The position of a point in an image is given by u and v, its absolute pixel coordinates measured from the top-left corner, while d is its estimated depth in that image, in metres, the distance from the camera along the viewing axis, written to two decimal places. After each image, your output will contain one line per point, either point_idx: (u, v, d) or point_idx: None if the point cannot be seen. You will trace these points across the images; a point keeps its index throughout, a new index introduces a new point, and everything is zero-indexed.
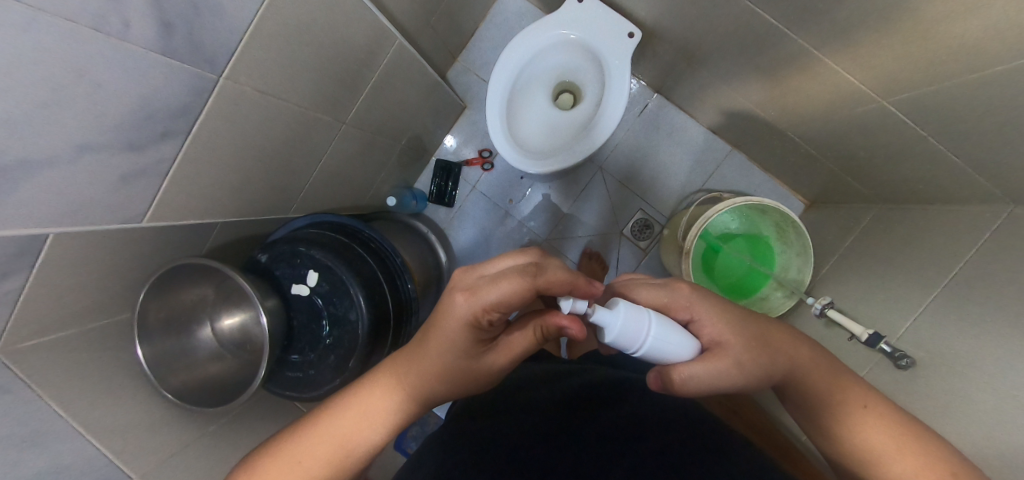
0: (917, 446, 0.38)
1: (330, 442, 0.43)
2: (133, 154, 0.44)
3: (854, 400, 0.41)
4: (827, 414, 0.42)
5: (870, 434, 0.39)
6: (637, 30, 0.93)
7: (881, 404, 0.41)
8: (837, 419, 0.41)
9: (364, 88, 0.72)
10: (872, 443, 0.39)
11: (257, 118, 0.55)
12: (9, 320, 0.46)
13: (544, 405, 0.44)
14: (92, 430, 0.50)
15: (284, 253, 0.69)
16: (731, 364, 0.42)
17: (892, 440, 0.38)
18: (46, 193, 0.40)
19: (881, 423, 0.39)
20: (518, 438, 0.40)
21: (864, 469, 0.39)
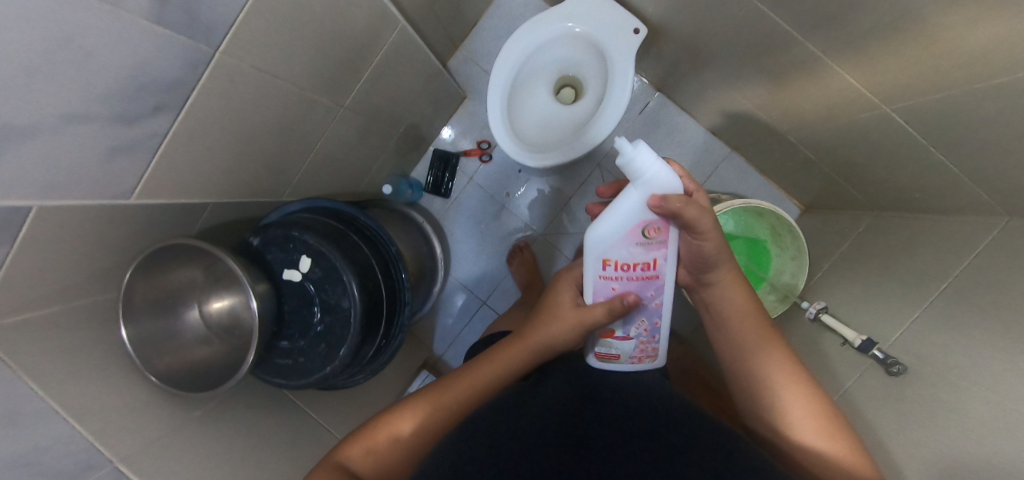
0: (801, 377, 0.47)
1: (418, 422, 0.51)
2: (123, 127, 0.42)
3: (764, 334, 0.50)
4: (740, 339, 0.51)
5: (769, 362, 0.48)
6: (643, 27, 0.91)
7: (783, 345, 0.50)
8: (749, 347, 0.50)
9: (364, 71, 0.70)
10: (773, 375, 0.47)
11: (254, 97, 0.53)
12: (8, 254, 0.44)
13: (550, 413, 0.44)
14: (73, 412, 0.49)
15: (277, 238, 0.68)
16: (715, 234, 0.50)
17: (785, 372, 0.47)
18: (31, 164, 0.38)
19: (781, 356, 0.48)
20: (524, 439, 0.39)
21: (754, 391, 0.48)
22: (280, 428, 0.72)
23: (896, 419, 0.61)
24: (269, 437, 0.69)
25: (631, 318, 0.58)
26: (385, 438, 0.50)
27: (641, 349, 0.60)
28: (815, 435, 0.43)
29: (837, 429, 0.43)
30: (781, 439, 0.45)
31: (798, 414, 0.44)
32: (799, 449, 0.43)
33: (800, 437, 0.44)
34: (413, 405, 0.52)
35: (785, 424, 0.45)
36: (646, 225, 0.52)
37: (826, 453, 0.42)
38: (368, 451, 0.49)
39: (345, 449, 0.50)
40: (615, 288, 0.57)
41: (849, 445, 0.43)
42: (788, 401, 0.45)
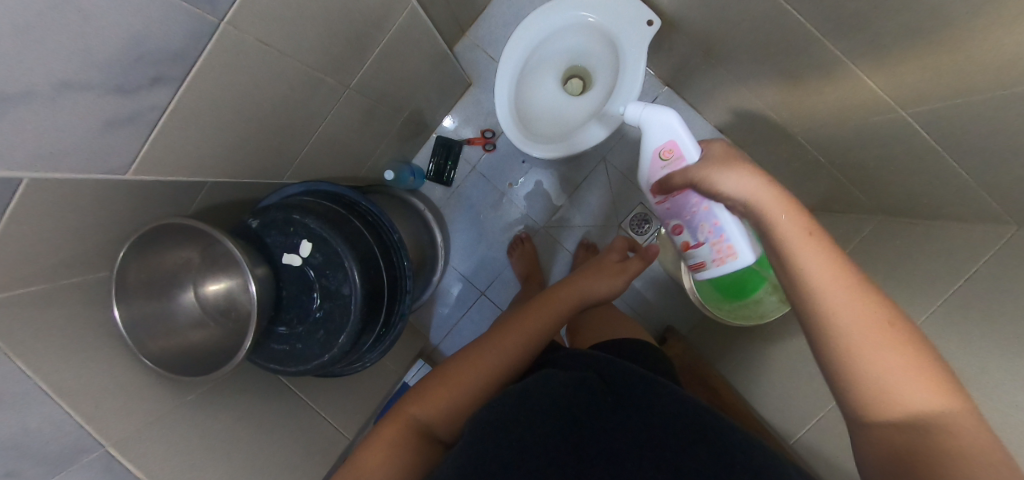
0: (872, 299, 0.36)
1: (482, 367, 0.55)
2: (121, 98, 0.40)
3: (816, 246, 0.40)
4: (794, 258, 0.40)
5: (827, 278, 0.38)
6: (657, 18, 0.89)
7: (837, 253, 0.39)
8: (800, 268, 0.39)
9: (371, 51, 0.68)
10: (856, 337, 0.36)
11: (257, 73, 0.51)
12: (10, 201, 0.40)
13: (562, 401, 0.43)
14: (64, 393, 0.47)
15: (277, 221, 0.66)
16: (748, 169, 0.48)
17: (840, 281, 0.38)
18: (21, 133, 0.36)
19: (839, 268, 0.38)
20: (539, 441, 0.40)
21: (835, 361, 0.37)
22: (274, 413, 0.71)
23: None
24: (263, 422, 0.68)
25: (694, 229, 0.70)
26: (448, 387, 0.52)
27: (717, 250, 0.69)
28: (897, 374, 0.34)
29: (923, 362, 0.34)
30: (850, 379, 0.36)
31: (869, 343, 0.35)
32: (876, 397, 0.35)
33: (877, 376, 0.35)
34: (476, 352, 0.57)
35: (855, 360, 0.35)
36: (659, 151, 0.68)
37: (910, 401, 0.34)
38: (438, 396, 0.52)
39: (406, 406, 0.51)
40: (670, 208, 0.74)
41: (942, 390, 0.34)
42: (856, 328, 0.36)
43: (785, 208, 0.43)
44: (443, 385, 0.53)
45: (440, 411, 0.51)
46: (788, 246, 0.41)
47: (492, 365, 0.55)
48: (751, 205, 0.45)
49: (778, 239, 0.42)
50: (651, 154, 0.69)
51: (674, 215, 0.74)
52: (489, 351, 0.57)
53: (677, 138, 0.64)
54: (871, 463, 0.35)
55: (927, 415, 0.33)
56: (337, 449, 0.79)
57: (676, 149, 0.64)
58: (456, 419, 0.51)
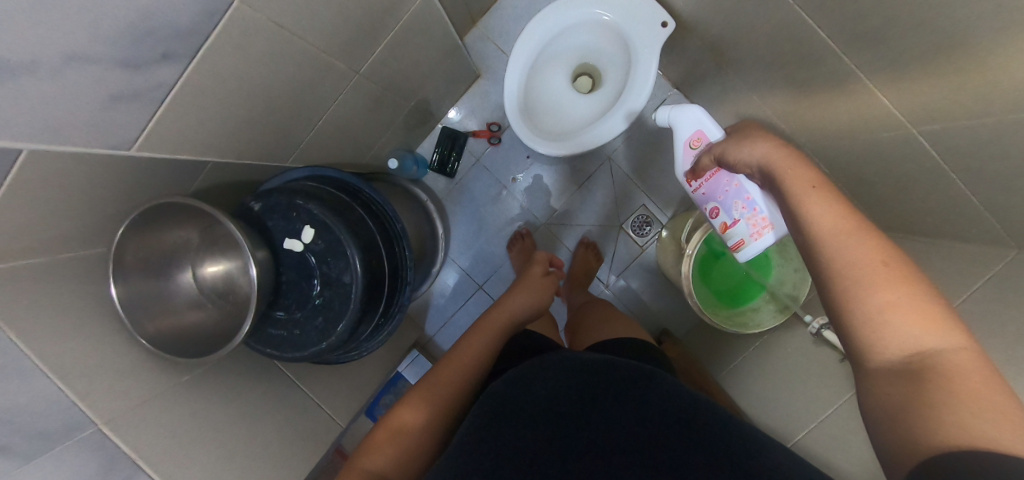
0: (879, 245, 0.38)
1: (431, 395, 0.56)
2: (129, 72, 0.39)
3: (825, 202, 0.43)
4: (807, 214, 0.43)
5: (835, 229, 0.40)
6: (672, 20, 0.88)
7: (850, 209, 0.41)
8: (811, 221, 0.42)
9: (383, 38, 0.67)
10: (860, 281, 0.37)
11: (267, 54, 0.50)
12: (11, 171, 0.40)
13: (560, 400, 0.42)
14: (57, 369, 0.47)
15: (280, 205, 0.65)
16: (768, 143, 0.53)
17: (848, 230, 0.40)
18: (25, 103, 0.35)
19: (849, 220, 0.40)
20: (535, 441, 0.39)
21: (839, 308, 0.38)
22: (268, 398, 0.70)
23: None
24: (257, 406, 0.67)
25: (727, 207, 0.71)
26: (406, 415, 0.54)
27: (752, 224, 0.69)
28: (897, 312, 0.34)
29: (929, 303, 0.34)
30: (852, 320, 0.37)
31: (872, 281, 0.36)
32: (876, 336, 0.35)
33: (877, 313, 0.35)
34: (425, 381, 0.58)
35: (856, 300, 0.36)
36: (689, 142, 0.75)
37: (909, 339, 0.34)
38: (398, 423, 0.53)
39: (374, 435, 0.52)
40: (705, 194, 0.75)
41: (946, 331, 0.33)
42: (860, 270, 0.37)
43: (801, 174, 0.46)
44: (404, 410, 0.54)
45: (402, 440, 0.51)
46: (801, 205, 0.44)
47: (440, 392, 0.57)
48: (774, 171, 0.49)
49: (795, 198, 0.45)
50: (682, 148, 0.76)
51: (708, 199, 0.75)
52: (436, 376, 0.59)
53: (704, 127, 0.73)
54: (878, 411, 0.34)
55: (927, 354, 0.33)
56: (329, 436, 0.79)
57: (703, 137, 0.73)
58: (416, 453, 0.51)
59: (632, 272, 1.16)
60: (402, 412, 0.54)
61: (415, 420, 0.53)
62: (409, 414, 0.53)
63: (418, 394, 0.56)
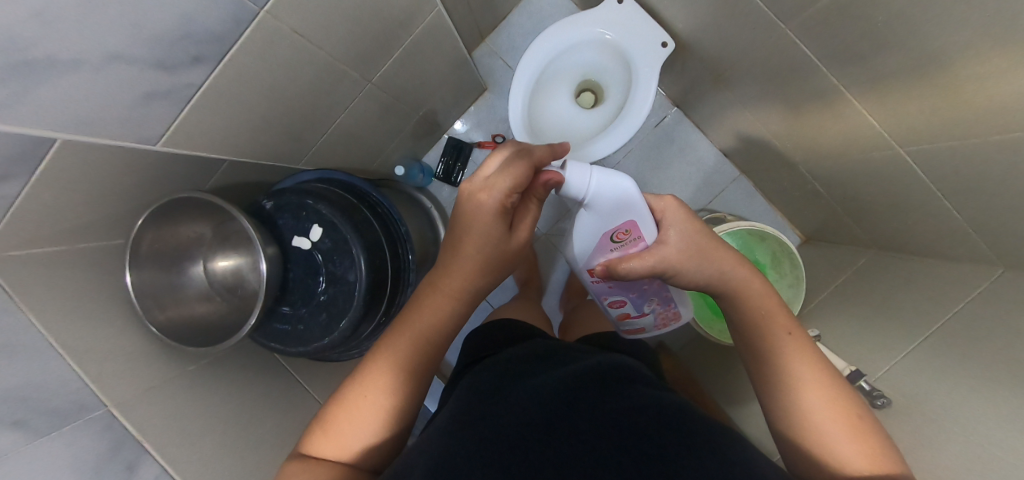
0: (830, 377, 0.45)
1: (382, 400, 0.47)
2: (161, 74, 0.42)
3: (791, 335, 0.48)
4: (771, 343, 0.48)
5: (798, 361, 0.46)
6: (671, 41, 0.93)
7: (808, 344, 0.48)
8: (776, 350, 0.47)
9: (396, 49, 0.70)
10: (798, 382, 0.45)
11: (288, 60, 0.54)
12: (44, 160, 0.43)
13: (544, 385, 0.40)
14: (72, 352, 0.49)
15: (291, 204, 0.68)
16: (661, 257, 0.54)
17: (808, 361, 0.46)
18: (67, 96, 0.38)
19: (807, 355, 0.47)
20: (518, 420, 0.37)
21: (782, 402, 0.45)
22: (270, 392, 0.72)
23: None
24: (259, 399, 0.69)
25: (640, 302, 0.69)
26: (355, 423, 0.46)
27: (659, 317, 0.72)
28: (845, 442, 0.41)
29: (869, 431, 0.41)
30: (809, 445, 0.42)
31: (828, 413, 0.42)
32: (830, 461, 0.41)
33: (829, 442, 0.41)
34: (370, 379, 0.48)
35: (814, 430, 0.42)
36: (611, 231, 0.57)
37: (854, 464, 0.40)
38: (349, 435, 0.45)
39: (322, 441, 0.45)
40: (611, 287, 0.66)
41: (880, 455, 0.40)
42: (819, 402, 0.43)
43: (764, 296, 0.52)
44: (353, 418, 0.46)
45: (357, 454, 0.45)
46: (766, 335, 0.49)
47: (391, 393, 0.48)
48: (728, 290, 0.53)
49: (755, 326, 0.50)
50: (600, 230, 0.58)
51: (613, 292, 0.68)
52: (381, 372, 0.49)
53: (634, 215, 0.54)
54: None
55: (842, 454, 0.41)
56: None
57: (632, 231, 0.55)
58: (379, 449, 0.46)
59: None
60: (351, 422, 0.46)
61: (368, 430, 0.46)
62: (366, 423, 0.46)
63: (367, 396, 0.47)
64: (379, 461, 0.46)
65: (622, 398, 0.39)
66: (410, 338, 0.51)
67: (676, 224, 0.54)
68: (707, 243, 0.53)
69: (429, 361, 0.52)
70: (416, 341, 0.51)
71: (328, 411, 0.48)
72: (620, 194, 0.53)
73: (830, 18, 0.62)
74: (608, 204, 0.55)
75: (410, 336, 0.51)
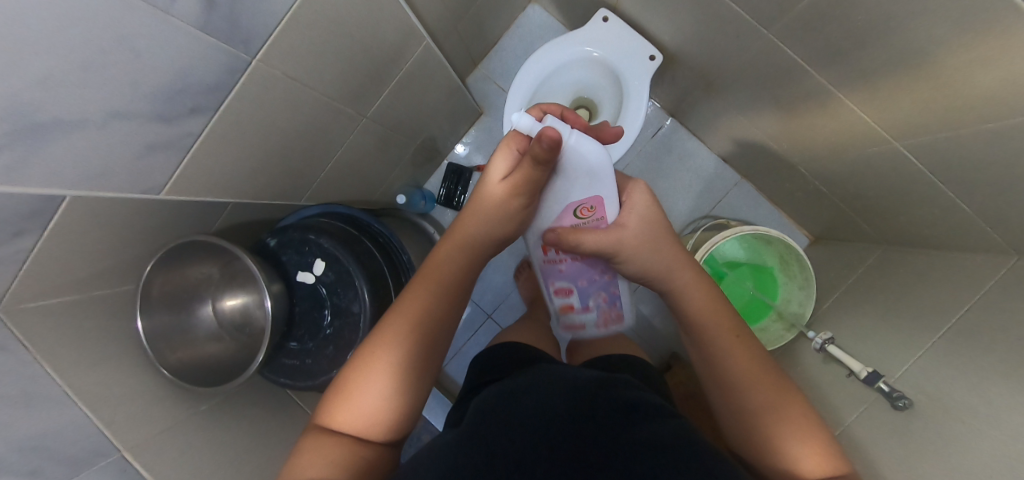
0: (760, 367, 0.46)
1: (397, 368, 0.44)
2: (161, 125, 0.44)
3: (739, 341, 0.47)
4: (716, 347, 0.47)
5: (746, 365, 0.46)
6: (658, 54, 0.94)
7: (757, 350, 0.47)
8: (724, 353, 0.47)
9: (388, 83, 0.72)
10: (738, 375, 0.45)
11: (283, 104, 0.56)
12: (54, 216, 0.45)
13: (543, 406, 0.41)
14: (84, 398, 0.50)
15: (294, 240, 0.69)
16: (622, 237, 0.52)
17: (752, 365, 0.46)
18: (73, 154, 0.40)
19: (753, 360, 0.46)
20: (524, 445, 0.36)
21: (727, 399, 0.46)
22: (282, 427, 0.72)
23: (898, 452, 0.61)
24: (272, 436, 0.69)
25: (586, 295, 0.67)
26: (371, 390, 0.43)
27: (603, 316, 0.69)
28: (788, 437, 0.41)
29: (817, 433, 0.41)
30: (753, 448, 0.42)
31: (772, 415, 0.42)
32: (776, 456, 0.41)
33: (772, 435, 0.41)
34: (381, 340, 0.45)
35: (762, 427, 0.42)
36: (574, 204, 0.53)
37: (796, 457, 0.40)
38: (363, 403, 0.42)
39: (334, 412, 0.42)
40: (563, 271, 0.64)
41: (830, 456, 0.40)
42: (765, 405, 0.43)
43: (711, 299, 0.51)
44: (365, 386, 0.43)
45: (373, 425, 0.42)
46: (713, 338, 0.48)
47: (403, 362, 0.44)
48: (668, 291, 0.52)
49: (700, 326, 0.49)
50: (561, 208, 0.54)
51: (563, 278, 0.65)
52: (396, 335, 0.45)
53: (603, 193, 0.52)
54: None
55: (781, 446, 0.41)
56: None
57: (596, 208, 0.53)
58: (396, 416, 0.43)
59: (640, 296, 1.18)
60: (365, 391, 0.42)
61: (383, 399, 0.43)
62: (380, 389, 0.43)
63: (379, 363, 0.44)
64: (394, 436, 0.44)
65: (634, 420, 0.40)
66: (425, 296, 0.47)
67: (637, 207, 0.53)
68: (661, 234, 0.52)
69: (441, 322, 0.48)
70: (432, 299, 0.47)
71: (338, 380, 0.44)
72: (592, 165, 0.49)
73: (811, 20, 0.63)
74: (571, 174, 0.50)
75: (427, 288, 0.47)
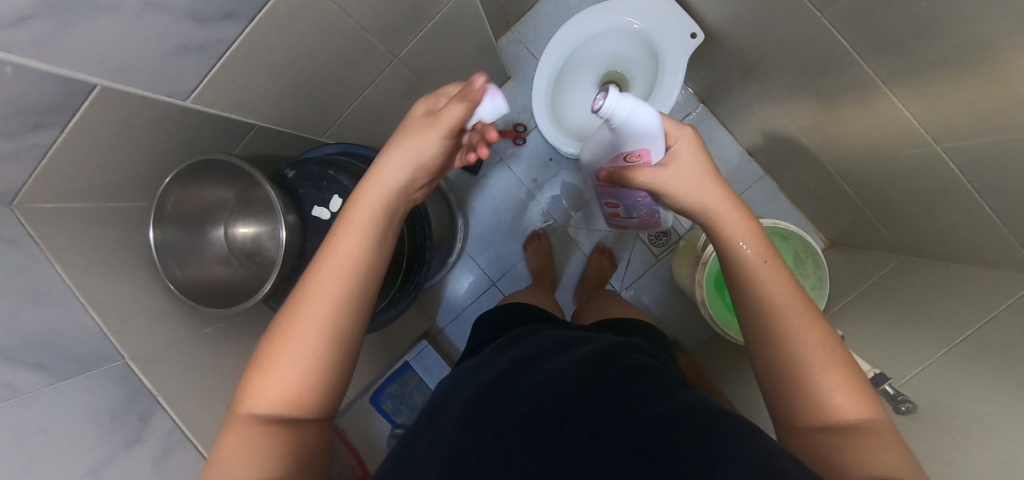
0: (799, 300, 0.41)
1: (326, 335, 0.37)
2: (196, 26, 0.42)
3: (769, 269, 0.43)
4: (745, 277, 0.44)
5: (777, 294, 0.41)
6: (701, 32, 0.90)
7: (789, 276, 0.43)
8: (754, 281, 0.43)
9: (424, 25, 0.70)
10: (775, 306, 0.41)
11: (317, 27, 0.54)
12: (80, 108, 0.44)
13: (552, 377, 0.41)
14: (93, 302, 0.50)
15: (313, 174, 0.70)
16: (666, 173, 0.49)
17: (785, 293, 0.41)
18: (102, 42, 0.38)
19: (787, 288, 0.42)
20: (532, 416, 0.38)
21: (760, 333, 0.41)
22: None
23: None
24: None
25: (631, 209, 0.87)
26: (285, 372, 0.36)
27: (643, 222, 0.93)
28: (828, 379, 0.37)
29: (850, 371, 0.38)
30: (787, 389, 0.39)
31: (804, 352, 0.38)
32: (815, 401, 0.37)
33: (811, 375, 0.38)
34: (301, 308, 0.38)
35: (799, 367, 0.38)
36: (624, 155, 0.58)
37: (836, 401, 0.37)
38: (280, 374, 0.36)
39: (252, 388, 0.37)
40: None
41: (863, 398, 0.37)
42: (796, 338, 0.39)
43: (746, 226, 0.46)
44: (282, 366, 0.36)
45: (294, 404, 0.36)
46: (741, 267, 0.44)
47: (335, 321, 0.38)
48: (705, 219, 0.48)
49: (727, 254, 0.45)
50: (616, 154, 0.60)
51: (612, 197, 0.84)
52: (319, 303, 0.38)
53: (652, 151, 0.53)
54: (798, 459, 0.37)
55: (822, 392, 0.37)
56: None
57: (644, 158, 0.55)
58: (324, 382, 0.38)
59: (646, 281, 1.17)
60: (279, 378, 0.36)
61: (305, 369, 0.37)
62: (300, 356, 0.37)
63: (299, 331, 0.37)
64: (324, 404, 0.38)
65: (646, 389, 0.40)
66: (350, 251, 0.40)
67: (687, 153, 0.50)
68: (701, 172, 0.49)
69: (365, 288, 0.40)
70: (359, 254, 0.41)
71: (258, 355, 0.38)
72: (645, 129, 0.51)
73: (870, 5, 0.60)
74: (629, 140, 0.54)
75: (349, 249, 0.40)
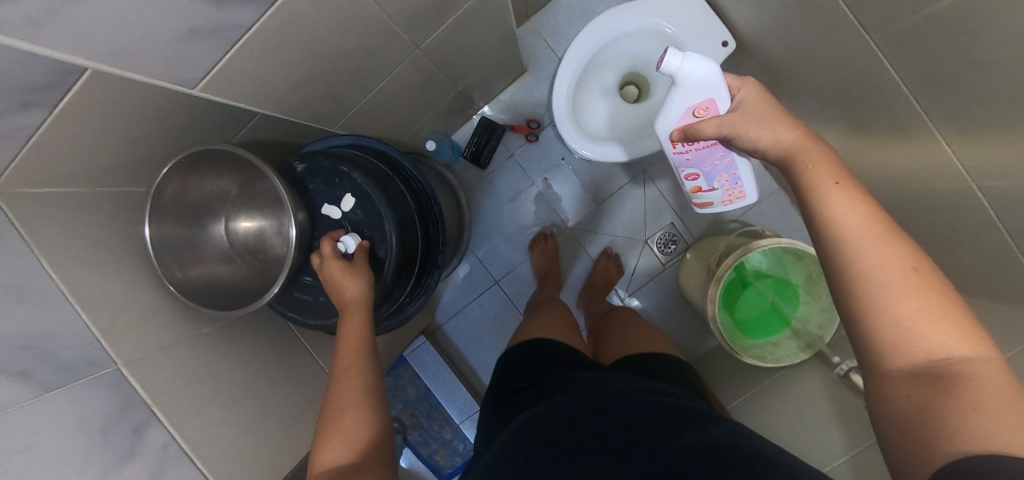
0: (880, 222, 0.35)
1: (365, 398, 0.49)
2: (212, 8, 0.37)
3: (841, 189, 0.38)
4: (813, 201, 0.39)
5: (850, 217, 0.36)
6: (732, 41, 0.87)
7: (866, 196, 0.37)
8: (821, 204, 0.38)
9: (451, 15, 0.65)
10: (850, 231, 0.36)
11: (341, 13, 0.49)
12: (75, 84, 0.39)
13: (581, 396, 0.43)
14: (84, 302, 0.46)
15: (324, 169, 0.65)
16: (733, 117, 0.48)
17: (867, 224, 0.36)
18: (105, 22, 0.34)
19: (864, 210, 0.36)
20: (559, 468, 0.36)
21: (831, 264, 0.36)
22: (282, 362, 0.69)
23: None
24: (265, 372, 0.65)
25: (710, 177, 0.71)
26: (350, 428, 0.46)
27: (727, 194, 0.74)
28: (915, 312, 0.32)
29: (951, 309, 0.32)
30: (862, 324, 0.34)
31: (886, 280, 0.33)
32: (897, 337, 0.32)
33: (890, 306, 0.32)
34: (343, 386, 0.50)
35: (875, 297, 0.33)
36: (692, 110, 0.58)
37: (922, 336, 0.31)
38: (346, 426, 0.46)
39: (321, 454, 0.44)
40: (688, 158, 0.68)
41: (965, 335, 0.31)
42: (876, 266, 0.34)
43: (817, 151, 0.41)
44: (345, 428, 0.46)
45: (362, 449, 0.44)
46: (807, 190, 0.39)
47: (365, 386, 0.50)
48: (770, 147, 0.44)
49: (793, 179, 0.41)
50: (683, 112, 0.59)
51: (689, 166, 0.69)
52: (348, 384, 0.50)
53: (718, 96, 0.53)
54: (878, 412, 0.33)
55: (904, 325, 0.32)
56: None
57: (711, 107, 0.55)
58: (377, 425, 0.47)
59: (652, 289, 1.15)
60: (342, 431, 0.45)
61: (361, 420, 0.46)
62: (354, 411, 0.47)
63: (346, 403, 0.48)
64: (381, 448, 0.46)
65: (677, 423, 0.38)
66: (353, 339, 0.54)
67: (748, 95, 0.49)
68: (762, 108, 0.47)
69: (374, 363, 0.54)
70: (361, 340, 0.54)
71: (319, 436, 0.46)
72: (706, 78, 0.54)
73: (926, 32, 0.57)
74: (690, 87, 0.55)
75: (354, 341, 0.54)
